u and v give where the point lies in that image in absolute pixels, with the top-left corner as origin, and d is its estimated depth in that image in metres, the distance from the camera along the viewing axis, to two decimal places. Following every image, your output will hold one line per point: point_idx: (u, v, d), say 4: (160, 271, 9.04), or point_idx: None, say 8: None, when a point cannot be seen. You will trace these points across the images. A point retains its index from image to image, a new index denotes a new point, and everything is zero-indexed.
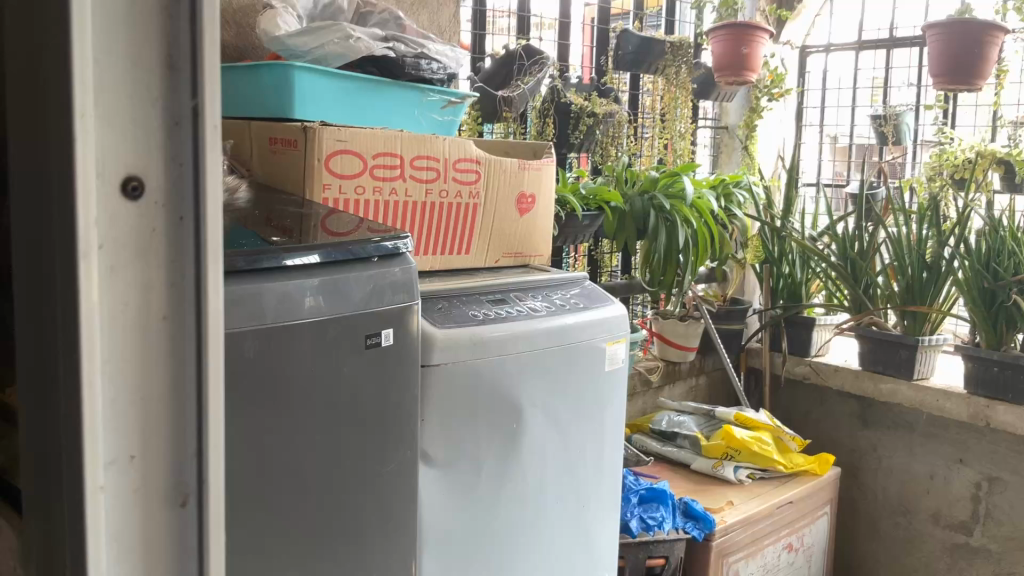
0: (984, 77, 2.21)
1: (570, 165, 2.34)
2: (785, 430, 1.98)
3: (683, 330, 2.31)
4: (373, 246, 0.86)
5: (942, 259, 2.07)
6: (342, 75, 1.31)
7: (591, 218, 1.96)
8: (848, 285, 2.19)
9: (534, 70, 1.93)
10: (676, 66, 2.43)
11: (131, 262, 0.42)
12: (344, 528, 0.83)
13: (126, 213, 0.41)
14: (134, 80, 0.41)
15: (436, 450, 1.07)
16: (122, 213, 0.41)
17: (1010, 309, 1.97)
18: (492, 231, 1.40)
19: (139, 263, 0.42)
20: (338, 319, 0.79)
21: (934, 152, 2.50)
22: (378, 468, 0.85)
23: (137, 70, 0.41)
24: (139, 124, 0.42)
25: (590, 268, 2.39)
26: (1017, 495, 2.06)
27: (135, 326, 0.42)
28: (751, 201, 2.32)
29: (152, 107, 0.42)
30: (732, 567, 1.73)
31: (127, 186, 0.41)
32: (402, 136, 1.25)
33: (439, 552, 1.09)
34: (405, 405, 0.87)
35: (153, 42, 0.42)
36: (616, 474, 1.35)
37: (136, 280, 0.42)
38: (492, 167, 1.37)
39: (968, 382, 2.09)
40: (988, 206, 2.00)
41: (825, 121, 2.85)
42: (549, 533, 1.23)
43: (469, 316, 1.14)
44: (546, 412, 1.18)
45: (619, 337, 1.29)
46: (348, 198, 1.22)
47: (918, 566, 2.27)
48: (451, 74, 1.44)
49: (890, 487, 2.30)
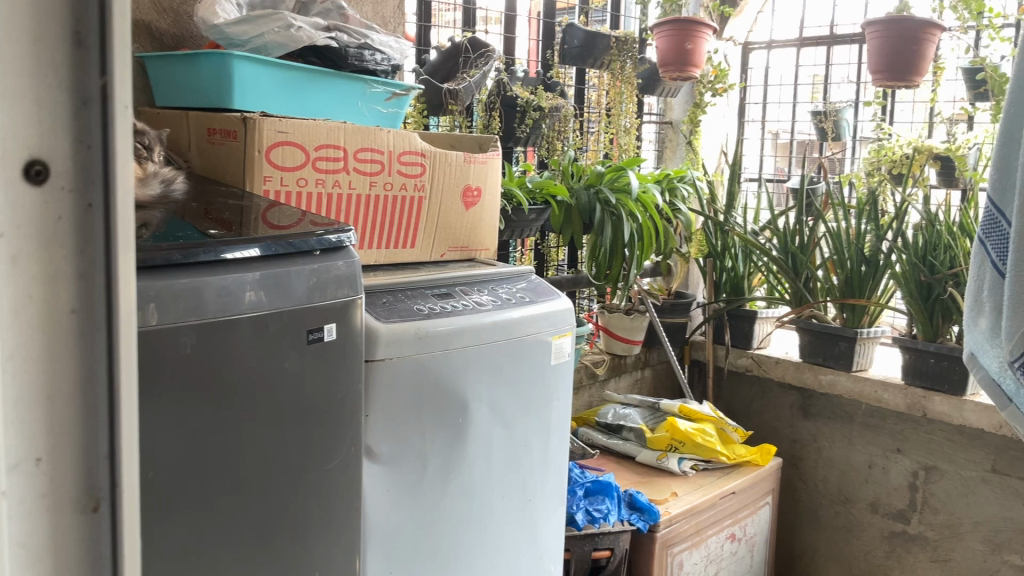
0: (922, 73, 2.26)
1: (517, 159, 2.34)
2: (727, 422, 2.01)
3: (628, 324, 2.32)
4: (315, 240, 0.84)
5: (880, 252, 2.11)
6: (282, 66, 1.28)
7: (537, 211, 1.96)
8: (789, 277, 2.23)
9: (479, 62, 1.93)
10: (621, 61, 2.41)
11: (35, 252, 0.36)
12: (286, 527, 0.81)
13: (27, 199, 0.36)
14: (36, 55, 0.35)
15: (381, 447, 1.05)
16: (23, 199, 0.36)
17: (946, 302, 2.00)
18: (438, 225, 1.39)
19: (43, 254, 0.36)
20: (279, 314, 0.78)
21: (873, 148, 2.55)
22: (320, 464, 0.84)
23: (38, 45, 0.35)
24: (41, 107, 0.36)
25: (537, 262, 2.40)
26: (953, 483, 2.12)
27: (39, 322, 0.37)
28: (695, 195, 2.35)
29: (54, 88, 0.36)
30: (676, 558, 1.75)
31: (30, 171, 0.36)
32: (344, 128, 1.23)
33: (385, 549, 1.08)
34: (348, 402, 0.86)
35: (56, 13, 0.35)
36: (561, 468, 1.35)
37: (40, 272, 0.36)
38: (437, 159, 1.36)
39: (905, 372, 2.14)
40: (924, 201, 2.04)
41: (767, 117, 2.90)
42: (495, 527, 1.22)
43: (414, 310, 1.13)
44: (491, 406, 1.18)
45: (565, 331, 1.29)
46: (290, 190, 1.19)
47: (857, 554, 2.33)
48: (395, 66, 1.43)
49: (830, 477, 2.35)
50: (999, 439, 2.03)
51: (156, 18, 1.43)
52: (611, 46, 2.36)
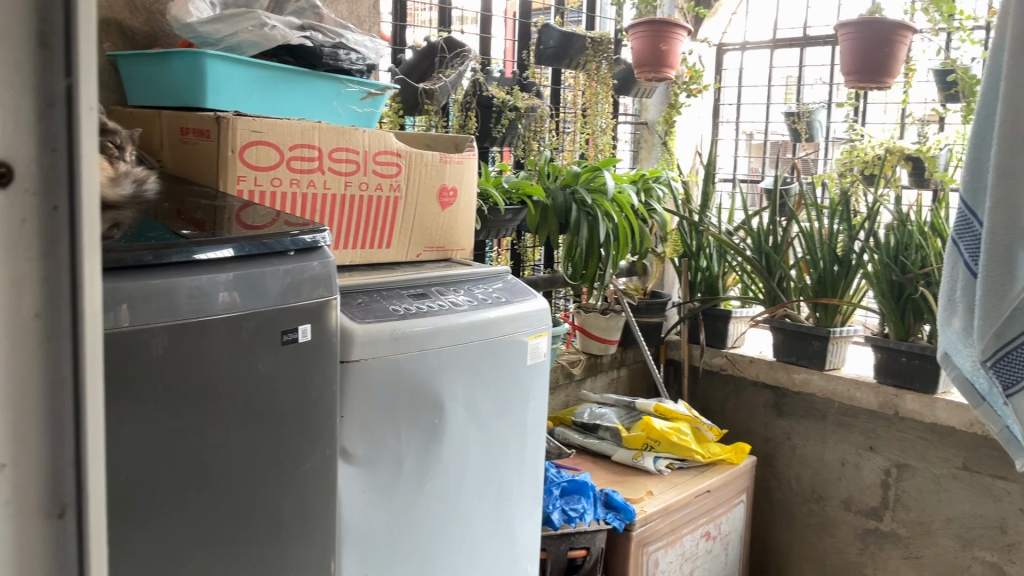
0: (894, 75, 2.28)
1: (493, 158, 2.34)
2: (702, 421, 2.02)
3: (604, 323, 2.32)
4: (290, 240, 0.84)
5: (853, 252, 2.13)
6: (256, 65, 1.27)
7: (512, 211, 1.96)
8: (762, 277, 2.24)
9: (455, 62, 1.93)
10: (597, 61, 2.41)
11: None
12: (260, 529, 0.81)
13: None
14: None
15: (356, 448, 1.05)
16: None
17: (917, 301, 2.02)
18: (414, 225, 1.39)
19: (6, 257, 0.37)
20: (252, 314, 0.77)
21: (845, 149, 2.57)
22: (295, 466, 0.84)
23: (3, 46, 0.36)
24: (6, 109, 0.36)
25: (513, 262, 2.40)
26: (924, 481, 2.15)
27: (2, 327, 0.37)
28: (670, 195, 2.36)
29: (19, 89, 0.36)
30: (652, 556, 1.76)
31: None
32: (319, 127, 1.23)
33: (361, 550, 1.08)
34: (323, 403, 0.86)
35: (19, 15, 0.36)
36: (538, 468, 1.35)
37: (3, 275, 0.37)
38: (413, 159, 1.35)
39: (878, 371, 2.16)
40: (896, 201, 2.07)
41: (741, 118, 2.92)
42: (470, 528, 1.22)
43: (390, 310, 1.13)
44: (467, 406, 1.18)
45: (540, 331, 1.30)
46: (264, 190, 1.19)
47: (831, 551, 2.35)
48: (370, 65, 1.42)
49: (804, 475, 2.38)
50: (970, 437, 2.06)
51: (129, 17, 1.42)
52: (587, 46, 2.37)
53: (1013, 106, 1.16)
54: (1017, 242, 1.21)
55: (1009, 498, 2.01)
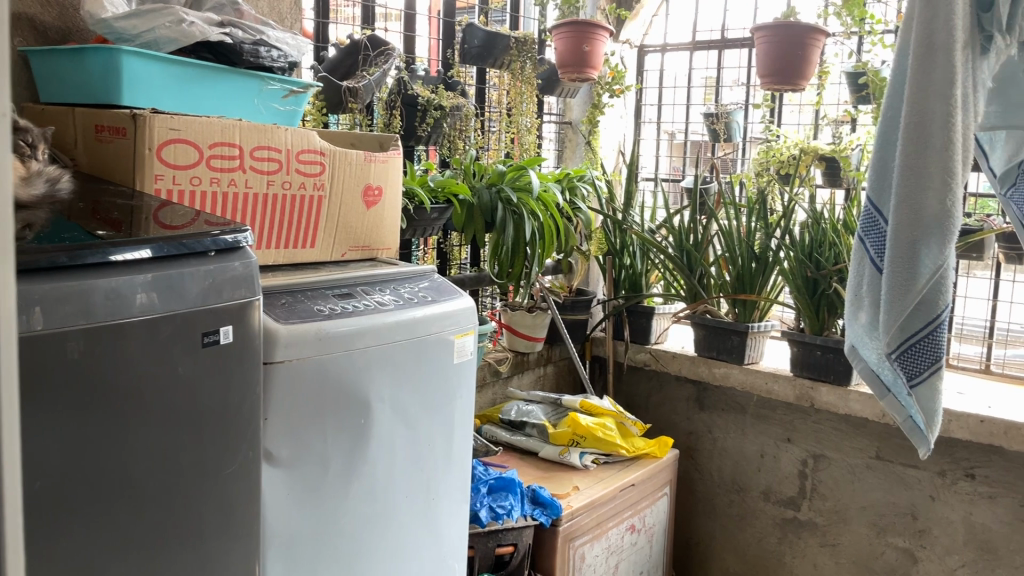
0: (806, 77, 2.35)
1: (418, 157, 2.34)
2: (627, 415, 2.06)
3: (530, 321, 2.34)
4: (210, 240, 0.83)
5: (769, 249, 2.19)
6: (171, 61, 1.25)
7: (438, 210, 1.97)
8: (683, 274, 2.29)
9: (380, 61, 1.92)
10: (522, 61, 2.42)
11: None
12: (183, 535, 0.80)
13: None
14: None
15: (280, 450, 1.04)
16: None
17: (831, 297, 2.09)
18: (339, 225, 1.38)
19: None
20: (171, 317, 0.76)
21: (762, 148, 2.62)
22: (218, 469, 0.83)
23: None
24: None
25: (439, 261, 2.40)
26: (839, 471, 2.23)
27: None
28: (595, 194, 2.38)
29: None
30: (578, 550, 1.79)
31: None
32: (240, 126, 1.21)
33: (286, 550, 1.07)
34: (246, 405, 0.85)
35: None
36: (464, 466, 1.35)
37: None
38: (337, 158, 1.34)
39: (794, 364, 2.23)
40: (810, 200, 2.13)
41: (662, 118, 2.99)
42: (397, 528, 1.22)
43: (314, 311, 1.12)
44: (393, 405, 1.17)
45: (466, 330, 1.30)
46: (183, 189, 1.16)
47: (751, 540, 2.42)
48: (292, 62, 1.40)
49: (724, 467, 2.44)
50: (882, 427, 2.14)
51: (41, 11, 1.38)
52: (511, 46, 2.37)
53: (918, 106, 1.19)
54: (920, 239, 1.20)
55: (919, 485, 2.11)
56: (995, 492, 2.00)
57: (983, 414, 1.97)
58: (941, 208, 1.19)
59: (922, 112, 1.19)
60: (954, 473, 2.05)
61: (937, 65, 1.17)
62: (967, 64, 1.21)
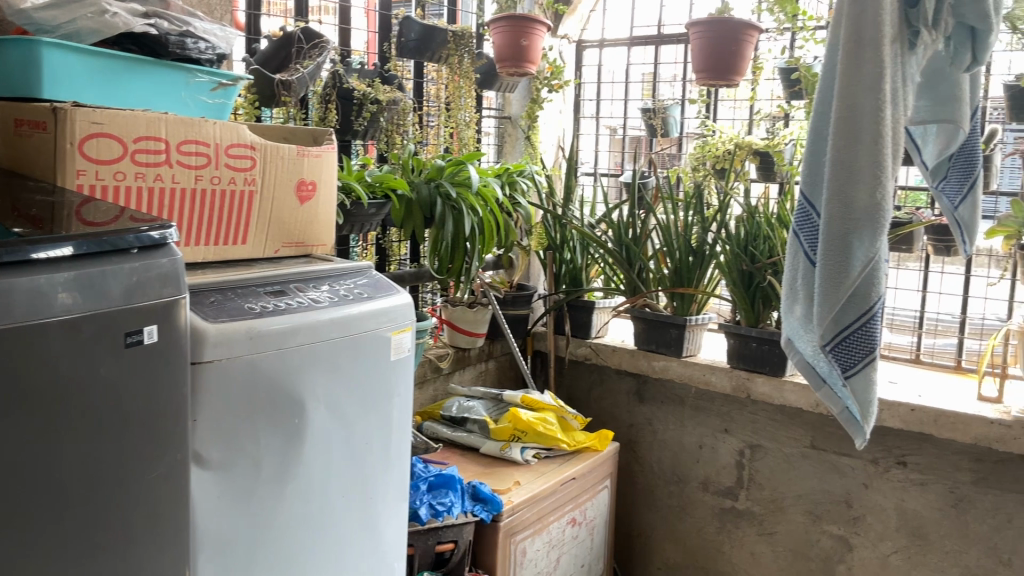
0: (741, 73, 2.38)
1: (356, 152, 2.31)
2: (568, 409, 2.06)
3: (470, 316, 2.33)
4: (133, 237, 0.80)
5: (706, 243, 2.22)
6: (97, 53, 1.21)
7: (376, 206, 1.96)
8: (623, 268, 2.30)
9: (313, 53, 1.89)
10: (459, 55, 2.42)
11: None
12: (107, 539, 0.77)
13: None
14: None
15: (210, 452, 1.01)
16: None
17: (766, 289, 2.12)
18: (270, 221, 1.35)
19: None
20: (93, 316, 0.74)
21: (698, 143, 2.64)
22: (143, 472, 0.80)
23: None
24: None
25: (378, 257, 2.37)
26: (775, 461, 2.27)
27: None
28: (534, 189, 2.37)
29: None
30: (519, 546, 1.78)
31: None
32: (166, 119, 1.17)
33: (218, 554, 1.04)
34: (173, 407, 0.82)
35: None
36: (403, 464, 1.34)
37: None
38: (268, 152, 1.31)
39: (731, 356, 2.25)
40: (746, 194, 2.16)
41: (601, 113, 3.01)
42: (335, 529, 1.20)
43: (244, 309, 1.10)
44: (329, 404, 1.16)
45: (404, 326, 1.29)
46: (106, 184, 1.13)
47: (691, 531, 2.45)
48: (220, 54, 1.37)
49: (664, 459, 2.47)
50: (817, 417, 2.18)
51: None
52: (448, 40, 2.36)
53: (849, 101, 1.21)
54: (852, 232, 1.22)
55: (852, 473, 2.15)
56: (926, 479, 2.06)
57: (913, 402, 2.01)
58: (871, 201, 1.21)
59: (852, 107, 1.20)
60: (887, 460, 2.10)
61: (867, 60, 1.19)
62: (895, 59, 1.23)
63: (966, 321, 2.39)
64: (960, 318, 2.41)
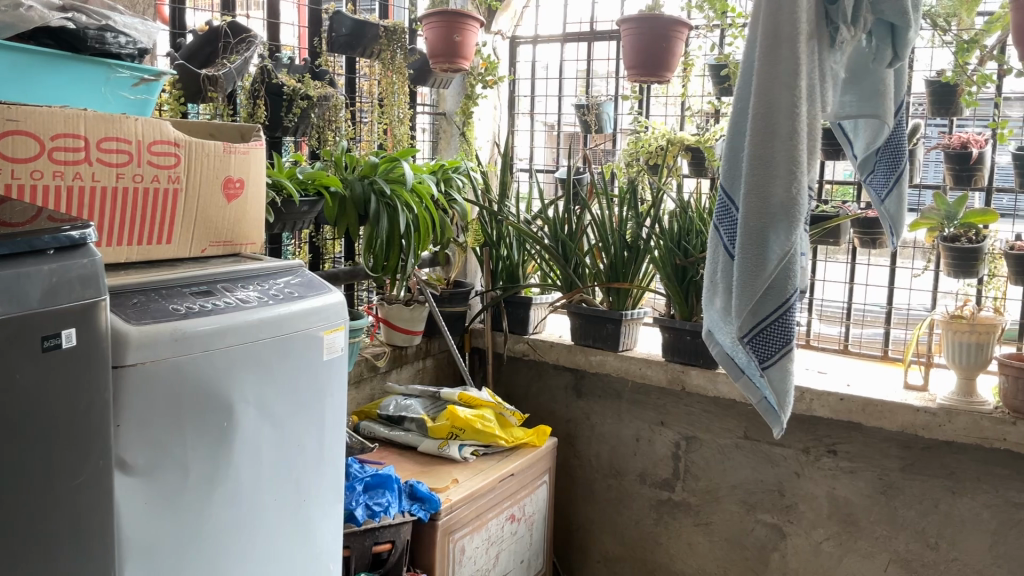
0: (671, 69, 2.41)
1: (288, 149, 2.27)
2: (505, 406, 2.06)
3: (407, 314, 2.31)
4: (49, 238, 0.77)
5: (640, 239, 2.24)
6: (9, 48, 1.18)
7: (308, 203, 1.93)
8: (559, 264, 2.31)
9: (240, 48, 1.86)
10: (392, 51, 2.38)
11: None
12: (29, 551, 0.74)
13: None
14: None
15: (133, 457, 0.98)
16: None
17: (698, 283, 2.15)
18: (196, 219, 1.32)
19: None
20: (9, 319, 0.71)
21: (631, 139, 2.66)
22: (66, 479, 0.77)
23: None
24: None
25: (312, 256, 2.34)
26: (710, 452, 2.31)
27: None
28: (469, 185, 2.36)
29: None
30: (457, 544, 1.78)
31: None
32: (85, 115, 1.14)
33: (143, 560, 1.02)
34: (96, 411, 0.80)
35: None
36: (336, 464, 1.32)
37: None
38: (194, 149, 1.28)
39: (666, 350, 2.28)
40: (678, 190, 2.18)
41: (536, 109, 3.01)
42: (265, 531, 1.18)
43: (168, 310, 1.07)
44: (258, 406, 1.13)
45: (337, 325, 1.27)
46: (23, 183, 1.09)
47: (629, 523, 2.47)
48: (142, 49, 1.33)
49: (602, 452, 2.49)
50: (750, 408, 2.22)
51: None
52: (380, 35, 2.33)
53: (767, 96, 1.22)
54: (775, 225, 1.24)
55: (785, 462, 2.20)
56: (855, 467, 2.11)
57: (842, 392, 2.06)
58: (789, 196, 1.23)
59: (770, 102, 1.22)
60: (817, 450, 2.15)
61: (783, 57, 1.21)
62: (813, 56, 1.25)
63: (892, 312, 2.46)
64: (886, 309, 2.47)
